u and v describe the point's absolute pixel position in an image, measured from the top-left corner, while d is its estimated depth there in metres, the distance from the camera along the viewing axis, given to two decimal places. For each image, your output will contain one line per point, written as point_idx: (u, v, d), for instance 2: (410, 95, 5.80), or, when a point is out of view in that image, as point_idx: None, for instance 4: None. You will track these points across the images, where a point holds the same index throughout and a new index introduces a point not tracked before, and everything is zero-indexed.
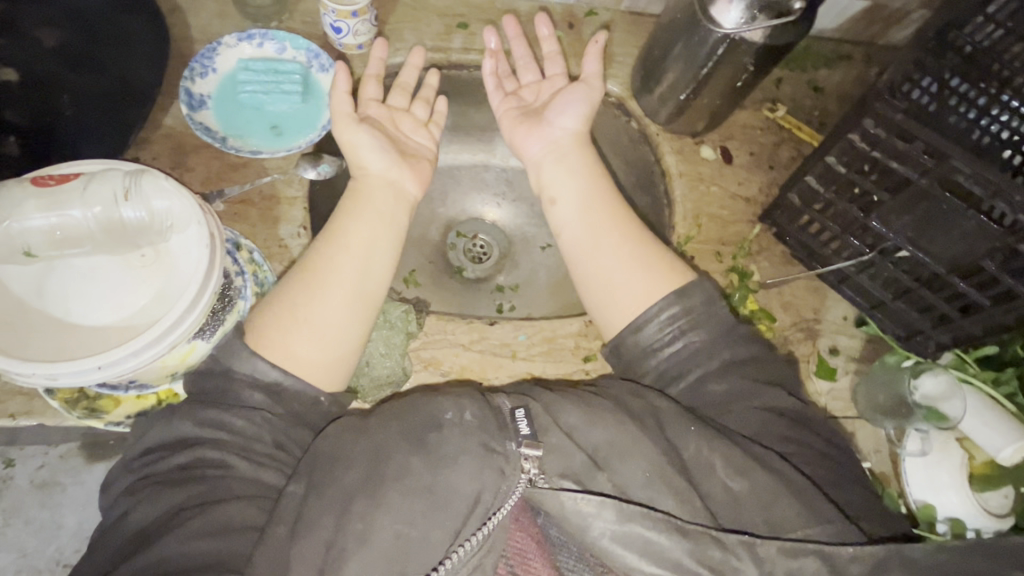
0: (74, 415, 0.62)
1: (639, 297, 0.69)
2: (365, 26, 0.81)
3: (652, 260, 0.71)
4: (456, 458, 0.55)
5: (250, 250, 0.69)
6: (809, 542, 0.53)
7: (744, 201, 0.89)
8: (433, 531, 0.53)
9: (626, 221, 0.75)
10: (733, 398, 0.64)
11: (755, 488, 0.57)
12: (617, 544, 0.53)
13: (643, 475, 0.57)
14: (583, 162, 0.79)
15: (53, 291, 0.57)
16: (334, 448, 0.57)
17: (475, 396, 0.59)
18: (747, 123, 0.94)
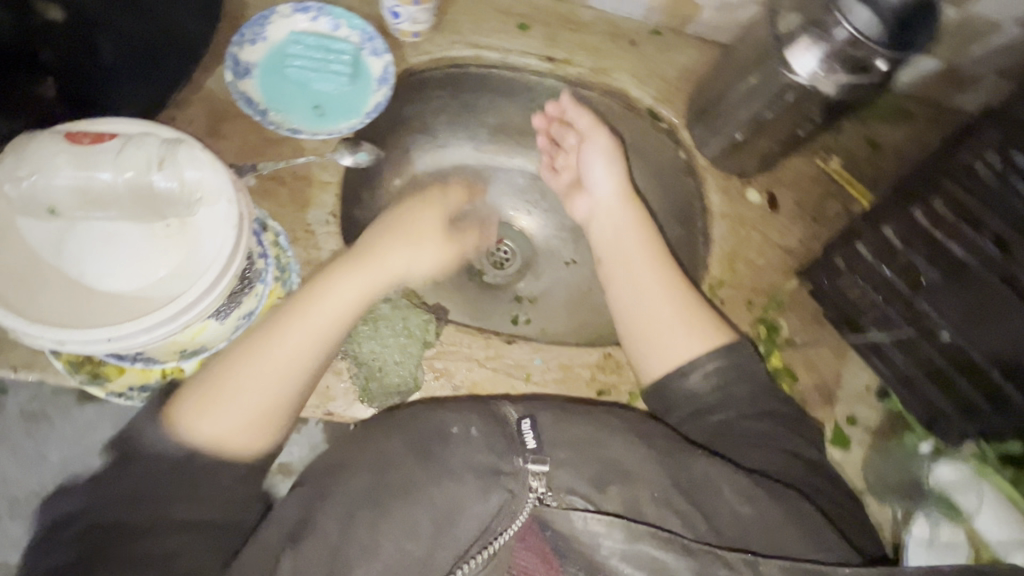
0: (76, 378, 0.59)
1: (680, 348, 0.70)
2: (424, 15, 0.79)
3: (693, 311, 0.72)
4: (461, 474, 0.59)
5: (276, 233, 0.67)
6: (808, 563, 0.53)
7: (783, 252, 0.86)
8: (436, 552, 0.57)
9: (667, 271, 0.77)
10: (753, 436, 0.65)
11: (760, 515, 0.58)
12: (626, 563, 0.54)
13: (652, 495, 0.58)
14: (621, 215, 0.84)
15: (71, 251, 0.55)
16: (344, 454, 0.63)
17: (480, 411, 0.64)
18: (799, 171, 0.91)
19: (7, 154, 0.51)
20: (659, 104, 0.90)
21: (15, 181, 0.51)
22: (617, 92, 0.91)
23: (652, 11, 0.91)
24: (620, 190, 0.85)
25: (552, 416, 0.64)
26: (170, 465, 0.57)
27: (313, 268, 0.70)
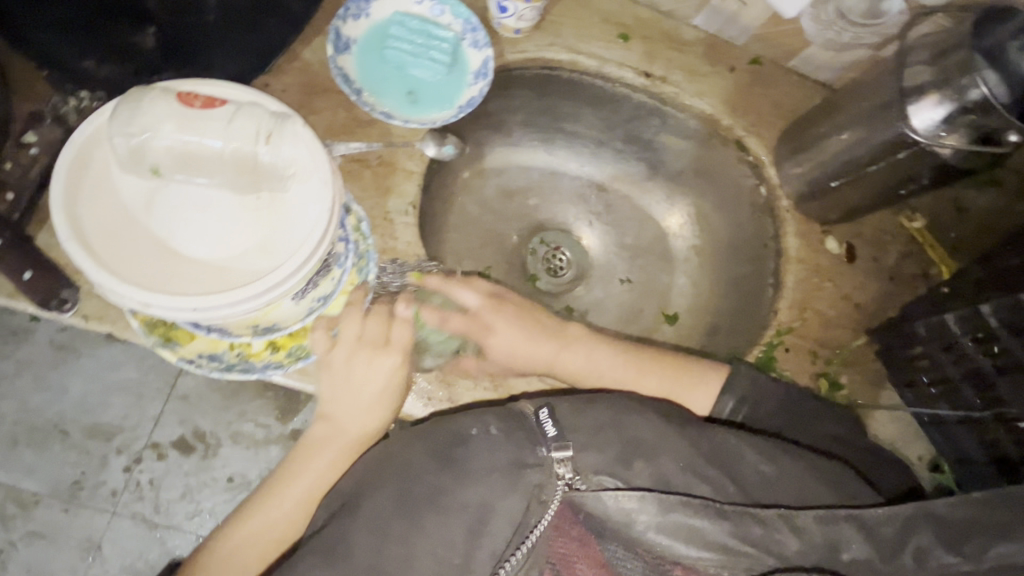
0: (149, 340, 0.58)
1: (699, 406, 0.77)
2: (532, 13, 0.76)
3: (682, 375, 0.78)
4: (489, 473, 0.60)
5: (359, 218, 0.66)
6: (844, 511, 0.58)
7: (854, 307, 0.84)
8: (474, 556, 0.57)
9: (650, 368, 0.78)
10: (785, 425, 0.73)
11: (783, 474, 0.64)
12: (662, 534, 0.57)
13: (676, 465, 0.62)
14: (577, 358, 0.78)
15: (162, 211, 0.53)
16: (368, 474, 0.63)
17: (495, 412, 0.65)
18: (881, 225, 0.88)
19: (121, 107, 0.50)
20: (749, 136, 0.87)
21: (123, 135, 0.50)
22: (707, 118, 0.88)
23: (756, 39, 0.87)
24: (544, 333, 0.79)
25: (569, 407, 0.65)
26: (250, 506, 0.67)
27: (388, 257, 0.68)
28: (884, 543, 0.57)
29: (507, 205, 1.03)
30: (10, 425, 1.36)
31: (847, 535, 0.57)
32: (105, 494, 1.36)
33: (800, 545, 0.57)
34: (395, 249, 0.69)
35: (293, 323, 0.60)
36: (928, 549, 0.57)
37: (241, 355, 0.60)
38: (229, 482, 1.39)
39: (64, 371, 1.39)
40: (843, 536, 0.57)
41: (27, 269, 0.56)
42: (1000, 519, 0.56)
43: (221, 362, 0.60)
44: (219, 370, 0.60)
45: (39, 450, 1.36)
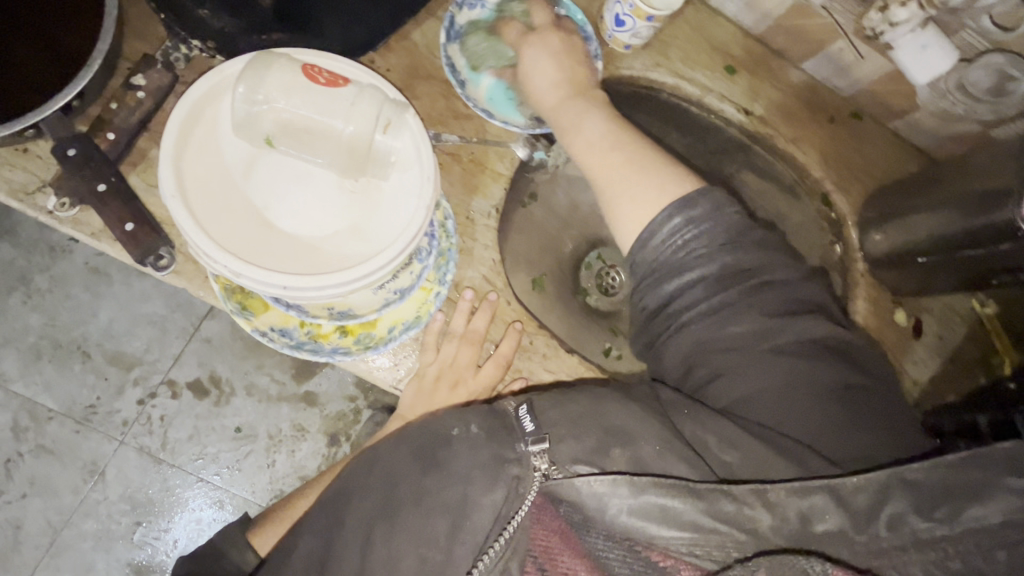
0: (227, 307, 0.58)
1: (641, 216, 0.61)
2: (647, 32, 0.75)
3: (650, 165, 0.63)
4: (469, 472, 0.50)
5: (445, 216, 0.65)
6: (815, 479, 0.46)
7: (909, 384, 0.83)
8: (456, 552, 0.49)
9: (624, 146, 0.65)
10: (749, 334, 0.58)
11: (753, 459, 0.51)
12: (635, 518, 0.46)
13: (654, 448, 0.51)
14: (545, 82, 0.68)
15: (261, 179, 0.53)
16: (356, 476, 0.57)
17: (481, 409, 0.55)
18: (952, 303, 0.86)
19: (247, 72, 0.50)
20: (837, 192, 0.85)
21: (245, 102, 0.51)
22: (797, 165, 0.86)
23: (862, 93, 0.84)
24: (563, 53, 0.69)
25: (553, 397, 0.55)
26: (291, 502, 0.79)
27: (464, 257, 0.67)
28: (858, 512, 0.46)
29: (571, 214, 1.01)
30: (36, 338, 1.36)
31: (822, 505, 0.46)
32: (116, 423, 1.36)
33: (773, 520, 0.46)
34: (472, 249, 0.68)
35: (368, 312, 0.60)
36: (904, 516, 0.46)
37: (311, 335, 0.60)
38: (237, 433, 1.39)
39: (97, 294, 1.40)
40: (818, 510, 0.46)
41: (130, 221, 0.58)
42: (974, 479, 0.46)
43: (291, 339, 0.59)
44: (286, 346, 0.59)
45: (59, 367, 1.36)
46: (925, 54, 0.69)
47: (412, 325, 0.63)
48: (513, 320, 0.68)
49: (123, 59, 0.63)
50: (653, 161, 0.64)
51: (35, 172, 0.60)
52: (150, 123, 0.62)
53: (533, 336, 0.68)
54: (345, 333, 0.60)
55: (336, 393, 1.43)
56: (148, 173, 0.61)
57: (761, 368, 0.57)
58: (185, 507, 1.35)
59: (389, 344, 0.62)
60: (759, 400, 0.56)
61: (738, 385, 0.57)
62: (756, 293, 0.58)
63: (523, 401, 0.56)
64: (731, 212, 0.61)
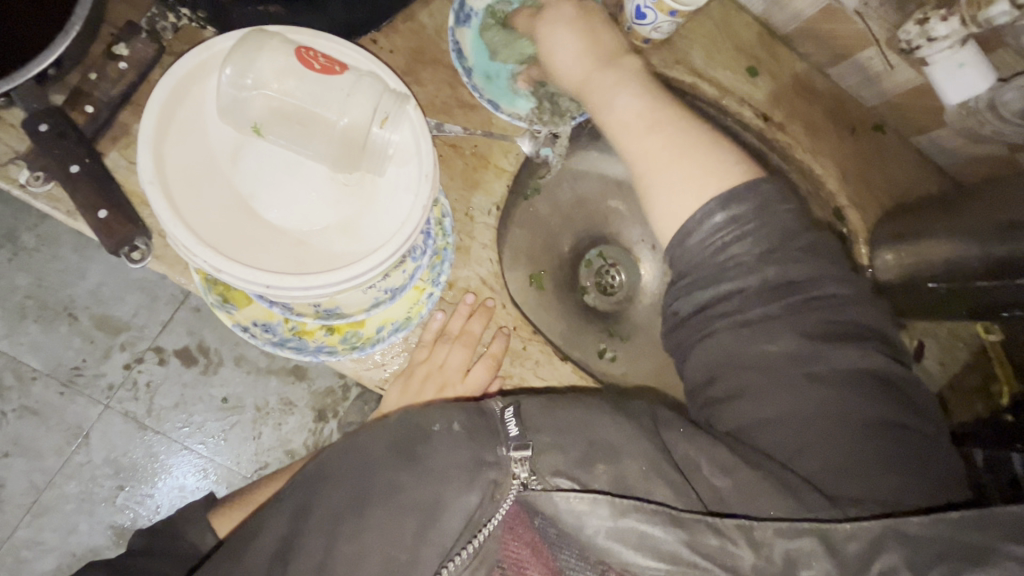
0: (208, 299, 0.55)
1: (677, 212, 0.60)
2: (669, 28, 0.71)
3: (693, 151, 0.61)
4: (444, 473, 0.49)
5: (443, 212, 0.62)
6: (805, 522, 0.46)
7: None
8: (422, 552, 0.49)
9: (664, 133, 0.62)
10: (774, 344, 0.56)
11: (742, 490, 0.51)
12: (611, 541, 0.47)
13: (641, 469, 0.50)
14: (579, 66, 0.65)
15: (248, 167, 0.49)
16: (325, 461, 0.53)
17: (463, 405, 0.53)
18: (952, 328, 0.85)
19: (236, 52, 0.47)
20: (851, 207, 0.82)
21: (233, 85, 0.47)
22: (813, 177, 0.82)
23: (887, 105, 0.81)
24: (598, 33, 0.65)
25: (540, 403, 0.54)
26: (255, 487, 0.76)
27: (460, 255, 0.65)
28: (849, 560, 0.46)
29: (576, 208, 0.98)
30: (22, 298, 1.33)
31: (808, 550, 0.46)
32: (102, 387, 1.34)
33: (755, 559, 0.46)
34: (469, 248, 0.65)
35: (356, 311, 0.57)
36: (894, 571, 0.45)
37: (296, 331, 0.57)
38: (225, 403, 1.38)
39: (86, 257, 1.36)
40: (810, 556, 0.46)
41: (105, 209, 0.55)
42: (975, 542, 0.44)
43: (274, 335, 0.56)
44: (269, 343, 0.57)
45: (45, 328, 1.34)
46: (961, 74, 0.65)
47: (402, 326, 0.60)
48: (509, 325, 0.65)
49: (107, 24, 0.59)
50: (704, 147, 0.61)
51: (8, 143, 0.56)
52: (133, 95, 0.58)
53: (527, 342, 0.66)
54: (331, 332, 0.58)
55: (325, 370, 1.41)
56: (129, 149, 0.58)
57: (782, 383, 0.55)
58: (169, 474, 1.35)
59: (377, 345, 0.60)
60: (776, 424, 0.55)
61: (759, 404, 0.55)
62: (788, 311, 0.56)
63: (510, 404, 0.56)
64: (783, 215, 0.58)
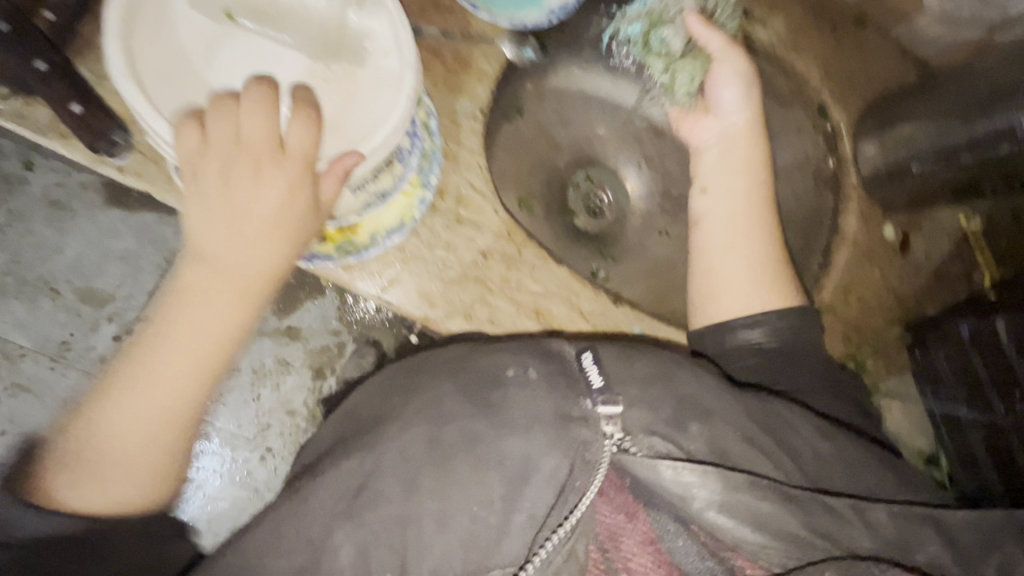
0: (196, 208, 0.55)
1: (739, 302, 0.75)
2: None
3: (767, 271, 0.77)
4: (527, 425, 0.55)
5: (428, 112, 0.60)
6: (921, 510, 0.53)
7: (897, 298, 0.83)
8: (512, 518, 0.53)
9: (759, 246, 0.78)
10: (818, 370, 0.72)
11: (840, 452, 0.60)
12: (722, 514, 0.52)
13: (731, 431, 0.56)
14: (731, 178, 0.80)
15: (223, 61, 0.48)
16: (386, 405, 0.58)
17: (536, 354, 0.60)
18: (938, 220, 0.86)
19: None
20: (835, 102, 0.82)
21: None
22: (797, 76, 0.83)
23: None
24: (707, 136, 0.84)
25: (615, 353, 0.60)
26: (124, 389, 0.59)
27: (450, 162, 0.64)
28: (965, 549, 0.53)
29: (560, 130, 0.98)
30: None
31: (923, 535, 0.53)
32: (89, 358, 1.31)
33: (870, 542, 0.52)
34: (457, 154, 0.64)
35: (349, 216, 0.56)
36: (1012, 564, 0.52)
37: None
38: (215, 367, 1.18)
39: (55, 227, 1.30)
40: (921, 540, 0.52)
41: (78, 104, 0.60)
42: None
43: None
44: None
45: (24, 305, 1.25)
46: None
47: (396, 231, 0.61)
48: (501, 231, 0.65)
49: None
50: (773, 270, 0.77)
51: None
52: None
53: (522, 248, 0.66)
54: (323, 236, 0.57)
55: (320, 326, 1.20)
56: None
57: (816, 386, 0.72)
58: None
59: (372, 250, 0.60)
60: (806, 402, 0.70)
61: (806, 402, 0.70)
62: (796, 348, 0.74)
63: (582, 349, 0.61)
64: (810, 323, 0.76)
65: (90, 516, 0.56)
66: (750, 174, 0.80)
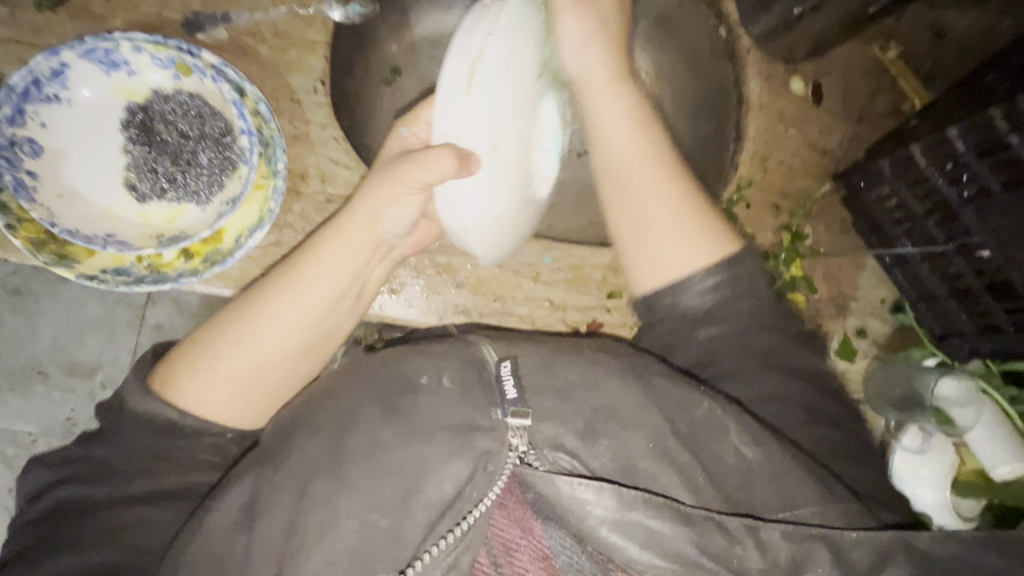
0: (41, 259, 0.57)
1: (674, 268, 0.59)
2: None
3: (699, 220, 0.60)
4: (432, 433, 0.49)
5: (256, 100, 0.60)
6: (815, 529, 0.46)
7: (820, 152, 0.78)
8: (404, 522, 0.47)
9: (678, 188, 0.61)
10: (765, 359, 0.60)
11: (768, 459, 0.51)
12: (615, 534, 0.46)
13: (648, 447, 0.50)
14: (617, 106, 0.63)
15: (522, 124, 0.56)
16: (300, 412, 0.53)
17: (454, 355, 0.53)
18: (853, 59, 0.79)
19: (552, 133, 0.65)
20: None
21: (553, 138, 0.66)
22: None
23: None
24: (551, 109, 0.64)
25: (537, 360, 0.53)
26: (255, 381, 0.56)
27: (301, 143, 0.63)
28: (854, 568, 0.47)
29: None
30: None
31: (817, 556, 0.46)
32: None
33: (761, 563, 0.46)
34: (308, 133, 0.63)
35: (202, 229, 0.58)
36: None
37: (152, 267, 0.60)
38: None
39: None
40: (811, 557, 0.46)
41: None
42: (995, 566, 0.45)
43: (128, 276, 0.59)
44: (127, 285, 0.59)
45: (20, 394, 0.93)
46: None
47: (256, 229, 0.60)
48: None
49: None
50: (690, 218, 0.60)
51: None
52: None
53: None
54: (184, 250, 0.60)
55: None
56: None
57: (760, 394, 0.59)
58: None
59: (236, 254, 0.60)
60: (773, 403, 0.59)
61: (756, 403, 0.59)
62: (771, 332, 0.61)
63: (506, 355, 0.53)
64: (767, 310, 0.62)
65: (209, 423, 0.55)
66: (568, 62, 0.63)
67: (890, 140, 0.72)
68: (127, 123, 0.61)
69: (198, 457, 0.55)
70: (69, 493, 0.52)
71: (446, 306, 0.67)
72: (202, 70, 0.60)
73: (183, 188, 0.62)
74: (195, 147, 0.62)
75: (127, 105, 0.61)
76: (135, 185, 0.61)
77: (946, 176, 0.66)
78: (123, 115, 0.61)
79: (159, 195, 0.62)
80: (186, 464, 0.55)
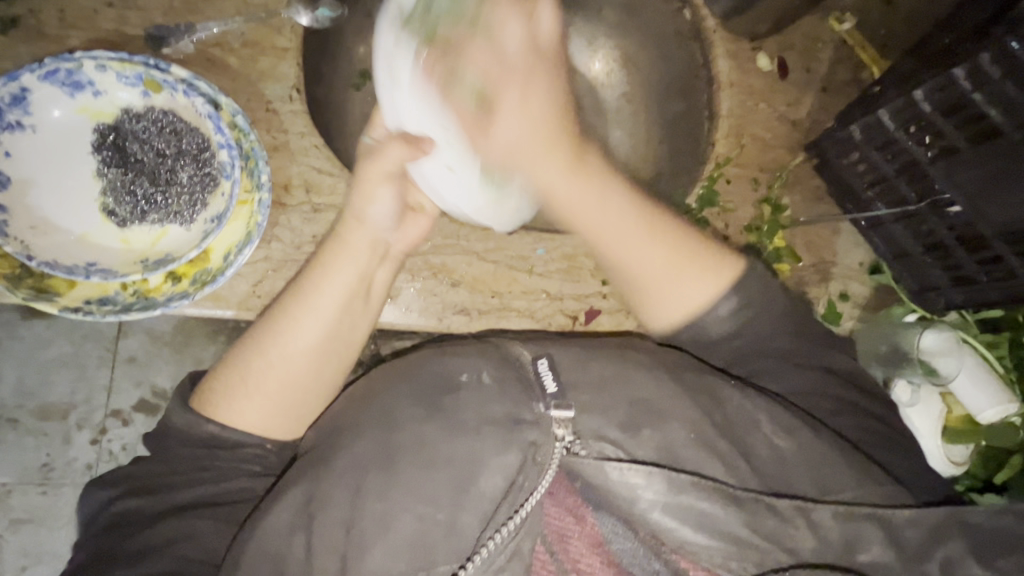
0: (21, 294, 0.55)
1: (691, 302, 0.58)
2: None
3: (692, 252, 0.58)
4: (477, 427, 0.50)
5: (232, 112, 0.59)
6: (866, 508, 0.48)
7: (791, 125, 0.80)
8: (459, 515, 0.48)
9: (665, 238, 0.58)
10: (773, 344, 0.60)
11: (801, 448, 0.52)
12: (666, 517, 0.48)
13: (684, 433, 0.51)
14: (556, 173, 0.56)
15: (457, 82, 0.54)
16: (341, 415, 0.52)
17: (489, 354, 0.54)
18: (812, 31, 0.81)
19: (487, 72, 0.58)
20: None
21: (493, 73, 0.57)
22: None
23: None
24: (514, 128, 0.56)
25: (571, 354, 0.54)
26: (287, 392, 0.55)
27: (281, 153, 0.62)
28: (908, 544, 0.48)
29: None
30: None
31: (866, 533, 0.48)
32: None
33: (814, 542, 0.48)
34: (287, 143, 0.62)
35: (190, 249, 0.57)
36: (957, 560, 0.47)
37: (139, 293, 0.58)
38: None
39: None
40: (864, 537, 0.48)
41: None
42: None
43: (115, 304, 0.58)
44: (114, 315, 0.58)
45: None
46: None
47: (246, 244, 0.59)
48: None
49: None
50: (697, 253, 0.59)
51: None
52: None
53: None
54: (173, 273, 0.59)
55: None
56: None
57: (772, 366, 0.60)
58: None
59: (227, 270, 0.58)
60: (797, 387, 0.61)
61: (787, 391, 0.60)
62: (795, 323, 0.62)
63: (539, 351, 0.54)
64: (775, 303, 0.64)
65: (238, 435, 0.54)
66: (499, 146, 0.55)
67: (856, 107, 0.75)
68: (98, 146, 0.58)
69: (241, 466, 0.55)
70: (127, 506, 0.52)
71: (446, 307, 0.66)
72: (172, 85, 0.58)
73: (164, 209, 0.60)
74: (173, 164, 0.60)
75: (95, 127, 0.58)
76: (112, 210, 0.59)
77: (916, 138, 0.68)
78: (92, 138, 0.58)
79: (139, 218, 0.59)
80: (231, 474, 0.54)
